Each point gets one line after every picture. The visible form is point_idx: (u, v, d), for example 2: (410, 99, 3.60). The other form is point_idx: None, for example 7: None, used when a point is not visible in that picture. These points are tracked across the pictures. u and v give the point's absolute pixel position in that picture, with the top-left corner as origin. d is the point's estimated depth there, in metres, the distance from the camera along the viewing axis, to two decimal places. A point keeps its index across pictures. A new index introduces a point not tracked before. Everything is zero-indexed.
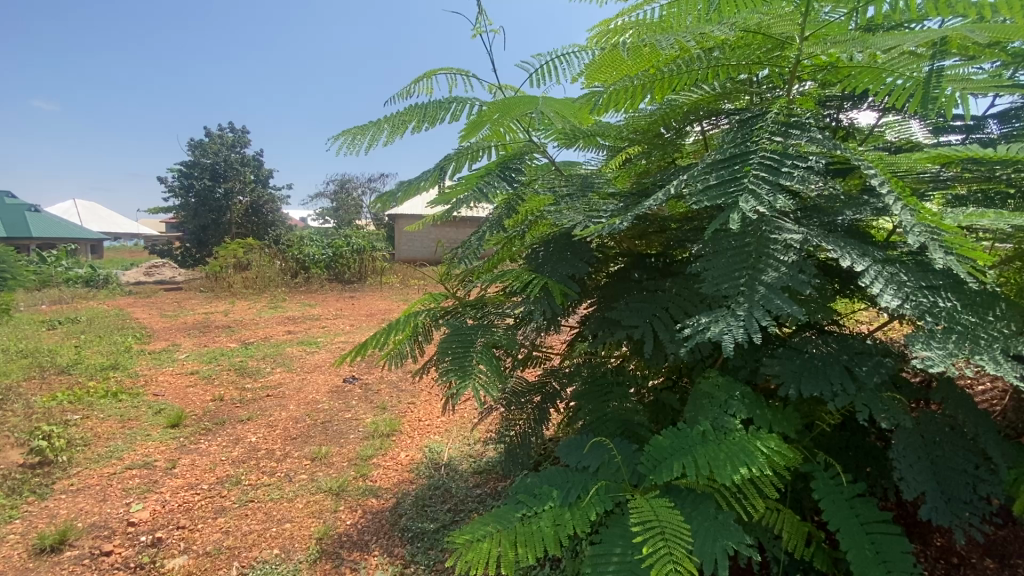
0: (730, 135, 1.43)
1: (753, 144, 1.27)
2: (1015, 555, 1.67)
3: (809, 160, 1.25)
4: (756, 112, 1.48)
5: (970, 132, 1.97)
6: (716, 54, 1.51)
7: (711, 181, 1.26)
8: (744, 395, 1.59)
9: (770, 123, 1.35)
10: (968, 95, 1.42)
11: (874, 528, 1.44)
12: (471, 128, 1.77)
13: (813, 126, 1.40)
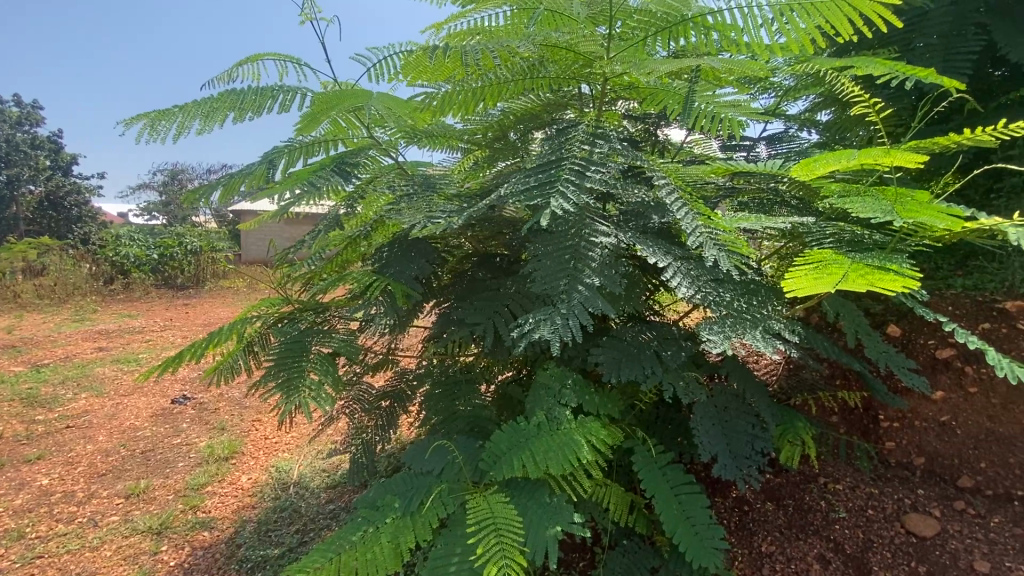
0: (549, 141, 1.53)
1: (566, 151, 1.38)
2: (785, 495, 2.05)
3: (610, 168, 1.39)
4: (572, 123, 1.61)
5: (745, 150, 2.36)
6: (535, 64, 1.60)
7: (529, 184, 1.34)
8: (574, 383, 1.75)
9: (580, 133, 1.48)
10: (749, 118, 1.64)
11: (680, 490, 1.66)
12: (307, 123, 1.70)
13: (617, 139, 1.57)
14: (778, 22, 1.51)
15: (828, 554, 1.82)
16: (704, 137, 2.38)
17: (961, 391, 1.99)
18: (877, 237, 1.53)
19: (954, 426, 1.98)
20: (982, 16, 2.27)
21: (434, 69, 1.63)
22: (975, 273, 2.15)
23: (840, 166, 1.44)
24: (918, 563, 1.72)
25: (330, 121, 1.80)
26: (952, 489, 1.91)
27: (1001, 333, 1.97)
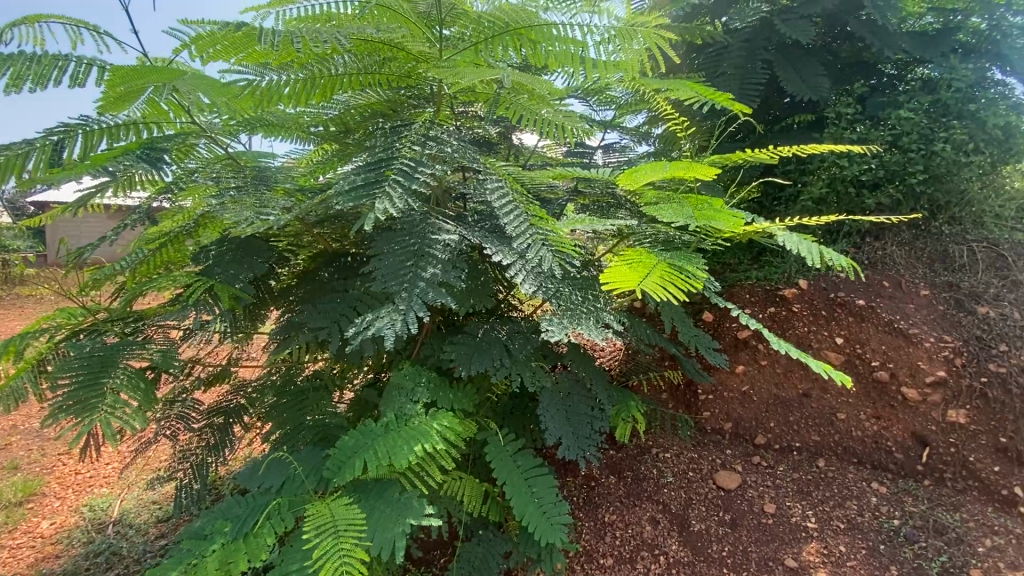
0: (381, 138, 1.61)
1: (397, 151, 1.48)
2: (624, 467, 2.28)
3: (437, 168, 1.51)
4: (405, 121, 1.69)
5: (581, 154, 2.64)
6: (367, 59, 1.60)
7: (358, 183, 1.42)
8: (428, 381, 1.76)
9: (412, 133, 1.57)
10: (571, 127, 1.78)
11: (529, 475, 1.76)
12: (114, 101, 1.49)
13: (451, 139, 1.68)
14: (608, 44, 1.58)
15: (658, 515, 2.06)
16: (555, 143, 2.61)
17: (756, 364, 2.37)
18: (684, 238, 1.78)
19: (751, 394, 2.34)
20: (768, 54, 2.73)
21: (246, 50, 1.47)
22: (765, 266, 2.59)
23: (655, 175, 1.63)
24: (725, 513, 2.02)
25: (142, 100, 1.56)
26: (751, 447, 2.28)
27: (782, 315, 2.40)
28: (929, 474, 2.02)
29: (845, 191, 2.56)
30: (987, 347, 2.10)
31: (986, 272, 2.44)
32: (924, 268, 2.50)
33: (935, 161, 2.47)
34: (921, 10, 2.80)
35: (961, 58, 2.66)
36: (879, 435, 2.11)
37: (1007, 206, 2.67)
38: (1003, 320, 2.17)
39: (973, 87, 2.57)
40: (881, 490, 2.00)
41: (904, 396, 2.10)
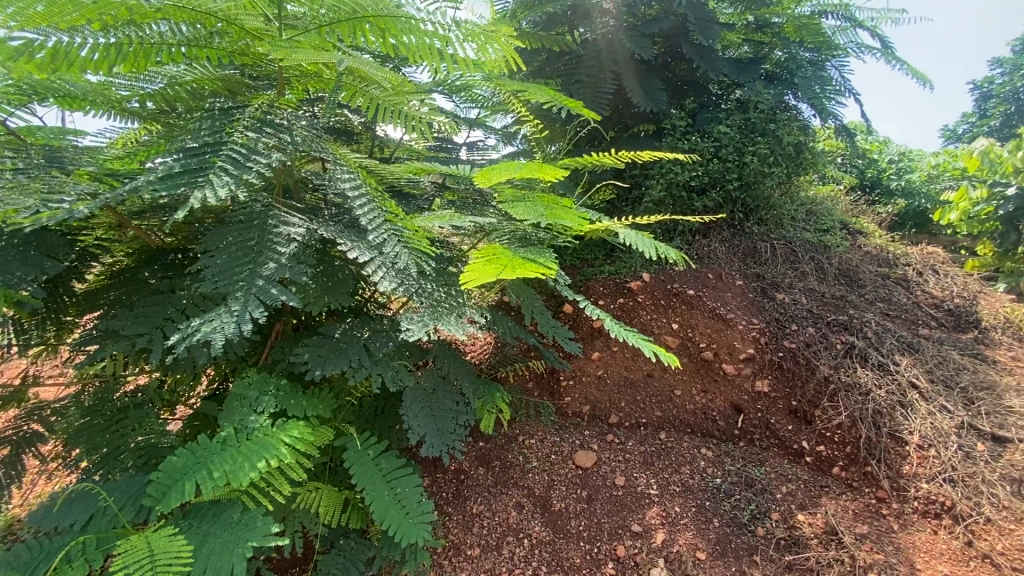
0: (207, 120, 1.44)
1: (226, 135, 1.34)
2: (492, 457, 2.34)
3: (275, 156, 1.39)
4: (238, 102, 1.53)
5: (442, 145, 2.68)
6: (184, 30, 1.41)
7: (176, 168, 1.26)
8: (277, 389, 1.64)
9: (245, 116, 1.43)
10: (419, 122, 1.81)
11: (392, 476, 1.73)
12: None
13: (295, 125, 1.56)
14: (464, 44, 1.56)
15: (522, 500, 2.16)
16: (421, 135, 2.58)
17: (609, 350, 2.60)
18: (539, 235, 1.87)
19: (605, 377, 2.56)
20: (615, 66, 2.99)
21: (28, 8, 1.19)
22: (615, 263, 2.90)
23: (508, 173, 1.68)
24: (582, 489, 2.17)
25: None
26: (606, 426, 2.46)
27: (629, 305, 2.67)
28: (743, 436, 2.31)
29: (679, 195, 2.93)
30: (783, 326, 2.53)
31: (783, 265, 2.94)
32: (739, 262, 2.94)
33: (745, 171, 2.93)
34: (737, 41, 3.28)
35: (766, 84, 3.16)
36: (707, 406, 2.40)
37: (797, 211, 3.29)
38: (794, 305, 2.64)
39: (774, 109, 3.07)
40: (708, 454, 2.25)
41: (725, 370, 2.43)
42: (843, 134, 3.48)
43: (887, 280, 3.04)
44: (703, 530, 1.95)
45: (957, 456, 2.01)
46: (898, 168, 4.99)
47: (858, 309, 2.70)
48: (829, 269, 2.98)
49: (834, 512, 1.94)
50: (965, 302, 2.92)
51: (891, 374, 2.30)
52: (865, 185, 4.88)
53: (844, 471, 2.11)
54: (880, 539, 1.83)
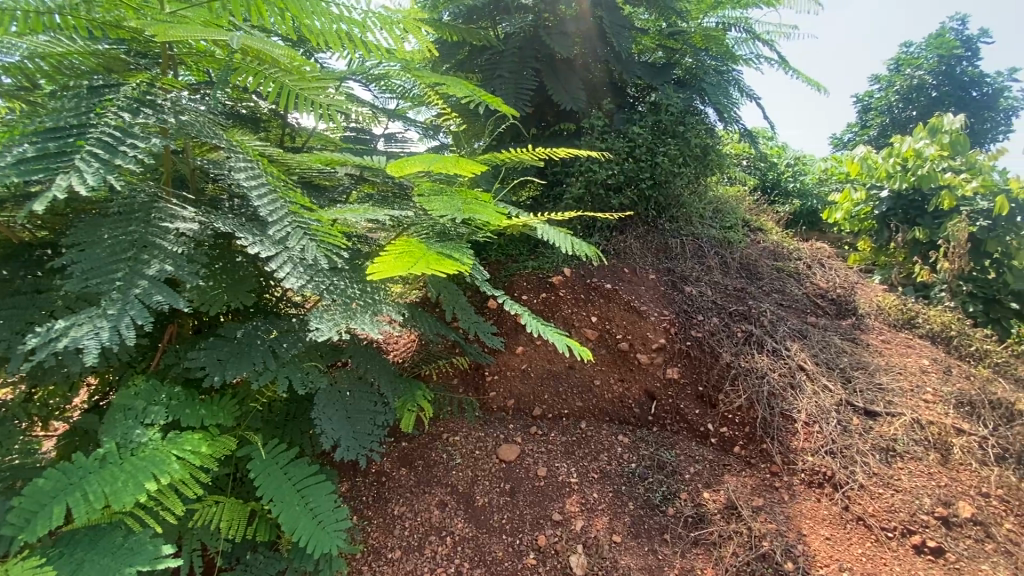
0: (72, 98, 1.30)
1: (93, 118, 1.23)
2: (415, 457, 2.29)
3: (156, 141, 1.30)
4: (111, 80, 1.40)
5: (358, 134, 2.60)
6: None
7: (31, 153, 1.14)
8: (169, 399, 1.51)
9: (120, 95, 1.32)
10: (333, 111, 1.71)
11: (303, 484, 1.65)
12: None
13: (183, 107, 1.46)
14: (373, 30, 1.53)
15: (445, 498, 2.13)
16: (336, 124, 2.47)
17: (532, 344, 2.63)
18: (459, 229, 1.84)
19: (529, 370, 2.59)
20: (536, 63, 3.02)
21: None
22: (539, 258, 2.94)
23: (423, 165, 1.64)
24: (505, 483, 2.18)
25: None
26: (530, 419, 2.49)
27: (551, 300, 2.72)
28: (656, 422, 2.43)
29: (597, 192, 3.03)
30: (691, 317, 2.70)
31: (691, 260, 3.13)
32: (652, 257, 3.09)
33: (657, 171, 3.08)
34: (650, 46, 3.43)
35: (676, 89, 3.34)
36: (623, 394, 2.51)
37: (705, 209, 3.52)
38: (700, 296, 2.83)
39: (683, 112, 3.25)
40: (625, 440, 2.35)
41: (639, 360, 2.54)
42: (745, 139, 3.76)
43: (781, 273, 3.33)
44: (619, 513, 2.03)
45: (836, 429, 2.23)
46: (793, 171, 5.48)
47: (756, 300, 2.94)
48: (732, 264, 3.21)
49: (735, 487, 2.08)
50: (845, 292, 3.27)
51: (782, 358, 2.52)
52: (766, 186, 5.31)
53: (744, 449, 2.27)
54: (773, 509, 1.99)
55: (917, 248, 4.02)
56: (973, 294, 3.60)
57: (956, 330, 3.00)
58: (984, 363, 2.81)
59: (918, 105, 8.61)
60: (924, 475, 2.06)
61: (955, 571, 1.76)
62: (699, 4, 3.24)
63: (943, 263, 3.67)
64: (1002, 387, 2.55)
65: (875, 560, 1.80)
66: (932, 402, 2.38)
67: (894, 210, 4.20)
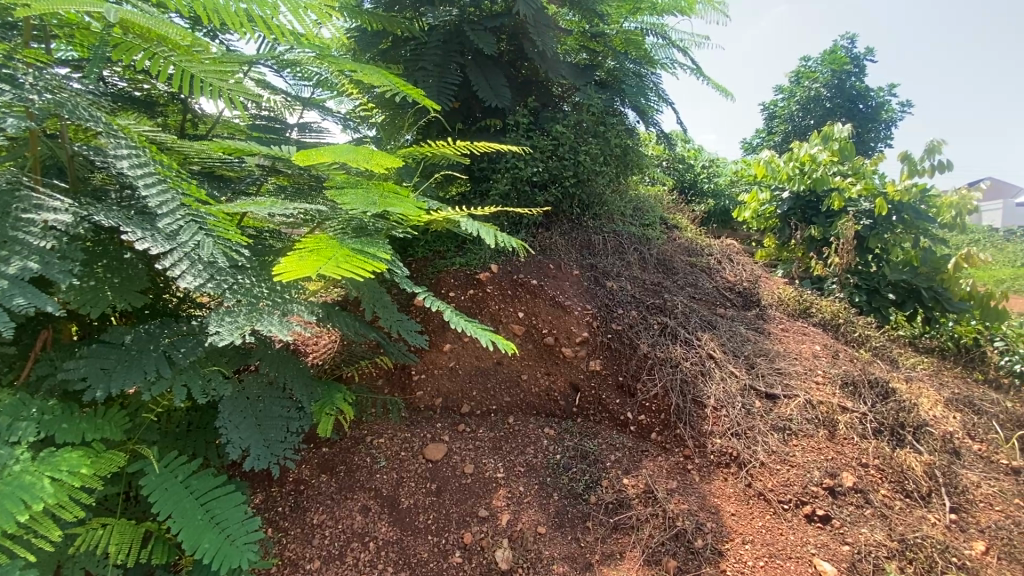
0: None
1: None
2: (337, 462, 2.20)
3: (11, 122, 1.20)
4: None
5: (270, 122, 2.45)
6: None
7: None
8: (41, 413, 1.34)
9: None
10: (233, 95, 1.66)
11: (208, 498, 1.52)
12: None
13: (51, 86, 1.34)
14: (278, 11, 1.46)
15: (369, 503, 2.06)
16: (245, 110, 2.32)
17: (459, 341, 2.61)
18: (379, 224, 1.76)
19: (457, 368, 2.56)
20: (460, 56, 2.99)
21: None
22: (466, 254, 2.92)
23: (333, 160, 1.59)
24: (431, 483, 2.14)
25: None
26: (457, 416, 2.47)
27: (478, 296, 2.72)
28: (580, 413, 2.50)
29: (523, 189, 3.05)
30: (611, 311, 2.80)
31: (613, 256, 3.25)
32: (576, 253, 3.17)
33: (580, 169, 3.16)
34: (574, 46, 3.51)
35: (599, 90, 3.44)
36: (549, 388, 2.55)
37: (626, 207, 3.66)
38: (620, 291, 2.94)
39: (604, 113, 3.35)
40: (550, 433, 2.38)
41: (564, 354, 2.60)
42: (662, 141, 3.95)
43: (695, 268, 3.53)
44: (544, 504, 2.06)
45: (741, 413, 2.40)
46: (708, 173, 5.83)
47: (672, 293, 3.10)
48: (650, 259, 3.37)
49: (652, 472, 2.18)
50: (750, 285, 3.53)
51: (694, 348, 2.68)
52: (684, 186, 5.63)
53: (660, 435, 2.37)
54: (686, 491, 2.10)
55: (813, 245, 4.40)
56: (858, 285, 4.00)
57: (844, 318, 3.33)
58: (865, 347, 3.14)
59: (815, 115, 9.52)
60: (815, 450, 2.26)
61: (840, 535, 1.93)
62: (620, 8, 3.35)
63: (834, 258, 4.05)
64: (879, 367, 2.87)
65: (773, 531, 1.94)
66: (822, 383, 2.63)
67: (794, 210, 4.59)
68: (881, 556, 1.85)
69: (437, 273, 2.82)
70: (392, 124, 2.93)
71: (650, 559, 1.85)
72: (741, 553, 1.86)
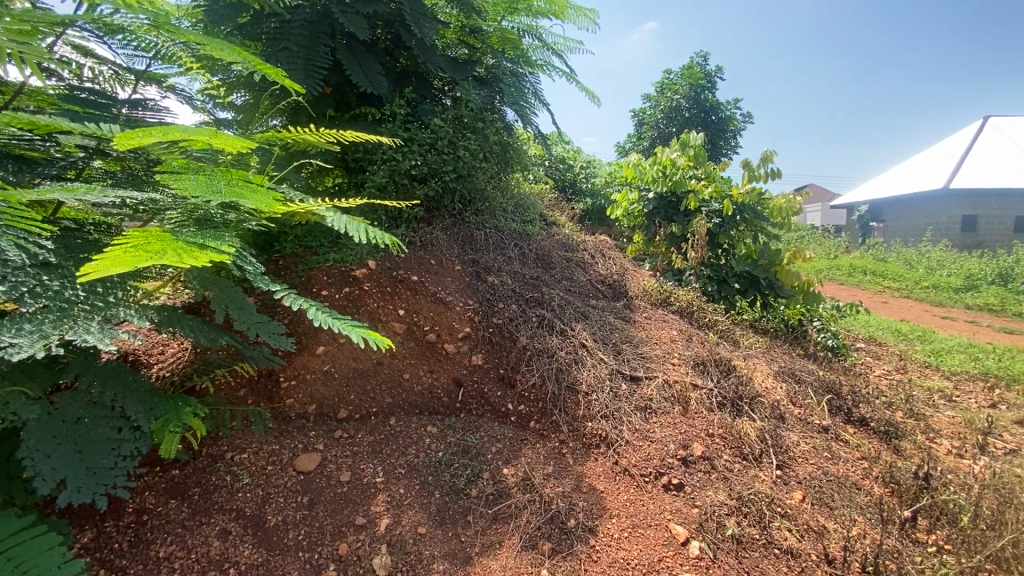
0: None
1: None
2: (191, 485, 1.96)
3: None
4: None
5: (93, 94, 2.06)
6: None
7: None
8: None
9: None
10: (32, 56, 1.43)
11: (10, 545, 1.25)
12: None
13: None
14: None
15: (229, 525, 1.86)
16: (56, 78, 1.94)
17: (334, 343, 2.47)
18: (226, 216, 1.63)
19: (332, 371, 2.42)
20: (330, 40, 2.81)
21: None
22: (341, 249, 2.79)
23: (165, 138, 1.37)
24: (303, 495, 1.99)
25: None
26: (334, 422, 2.33)
27: (355, 294, 2.59)
28: (463, 408, 2.49)
29: (402, 182, 2.97)
30: (492, 305, 2.85)
31: (494, 251, 3.29)
32: (458, 248, 3.16)
33: (459, 164, 3.15)
34: (453, 41, 3.49)
35: (478, 85, 3.45)
36: (432, 385, 2.50)
37: (507, 203, 3.73)
38: (501, 286, 3.00)
39: (483, 109, 3.37)
40: (433, 430, 2.34)
41: (446, 350, 2.58)
42: (540, 141, 4.09)
43: (571, 263, 3.72)
44: (425, 504, 2.02)
45: (609, 396, 2.57)
46: (586, 172, 6.18)
47: (549, 287, 3.23)
48: (529, 254, 3.47)
49: (531, 459, 2.25)
50: (619, 278, 3.81)
51: (569, 338, 2.83)
52: (564, 185, 5.92)
53: (538, 423, 2.45)
54: (561, 474, 2.20)
55: (674, 241, 4.87)
56: (710, 276, 4.49)
57: (697, 306, 3.73)
58: (714, 330, 3.56)
59: (677, 123, 10.69)
60: (671, 425, 2.49)
61: (691, 499, 2.14)
62: (496, 6, 3.38)
63: (691, 253, 4.52)
64: (723, 348, 3.26)
65: (636, 503, 2.10)
66: (677, 364, 2.92)
67: (658, 210, 5.04)
68: (722, 513, 2.07)
69: (308, 270, 2.65)
70: (253, 108, 2.68)
71: (527, 544, 1.89)
72: (609, 528, 1.98)
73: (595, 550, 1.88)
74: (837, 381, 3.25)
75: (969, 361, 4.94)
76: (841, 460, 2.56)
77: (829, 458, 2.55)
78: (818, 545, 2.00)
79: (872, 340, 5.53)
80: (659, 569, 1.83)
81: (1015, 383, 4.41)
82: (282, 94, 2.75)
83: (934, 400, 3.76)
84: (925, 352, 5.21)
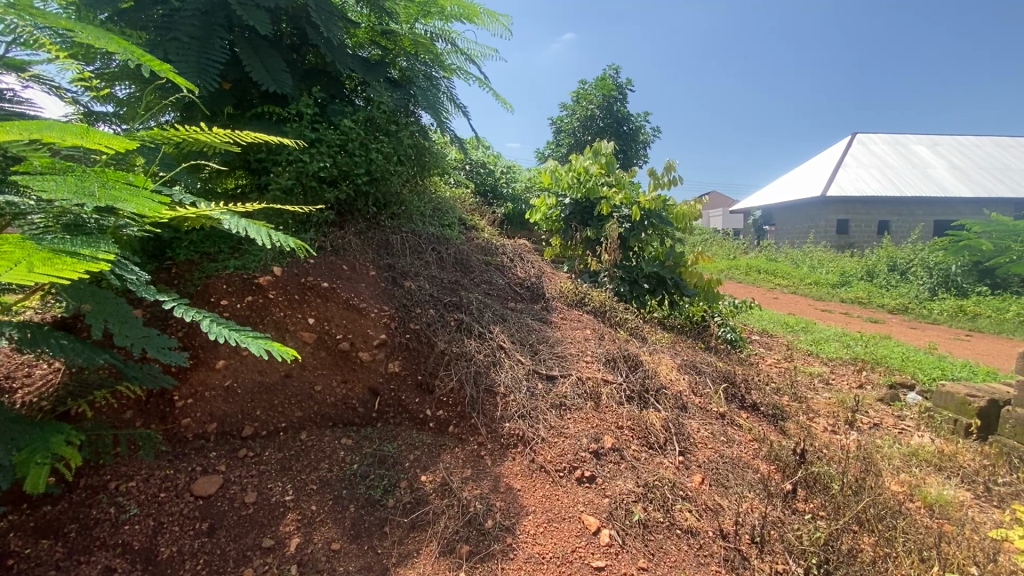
0: None
1: None
2: (67, 521, 1.75)
3: None
4: None
5: None
6: None
7: None
8: None
9: None
10: None
11: None
12: None
13: None
14: None
15: (114, 562, 1.68)
16: None
17: (236, 355, 2.31)
18: (101, 221, 1.49)
19: (235, 387, 2.26)
20: (227, 33, 2.64)
21: None
22: (242, 256, 2.63)
23: (26, 134, 1.22)
24: (202, 522, 1.85)
25: None
26: (238, 441, 2.18)
27: (259, 303, 2.45)
28: (380, 417, 2.43)
29: (309, 185, 2.86)
30: (409, 311, 2.81)
31: (410, 256, 3.26)
32: (372, 253, 3.09)
33: (372, 167, 3.07)
34: (365, 41, 3.40)
35: (391, 87, 3.39)
36: (346, 396, 2.42)
37: (423, 207, 3.70)
38: (417, 291, 2.97)
39: (396, 112, 3.33)
40: (347, 442, 2.26)
41: (361, 358, 2.50)
42: (457, 145, 4.11)
43: (490, 266, 3.76)
44: (339, 519, 1.94)
45: (526, 396, 2.64)
46: (506, 177, 6.28)
47: (467, 290, 3.25)
48: (447, 258, 3.47)
49: (449, 464, 2.24)
50: (536, 281, 3.91)
51: (486, 341, 2.86)
52: (485, 190, 5.98)
53: (457, 427, 2.45)
54: (480, 475, 2.22)
55: (589, 244, 5.08)
56: (623, 277, 4.73)
57: (609, 305, 3.93)
58: (625, 328, 3.76)
59: (591, 131, 11.23)
60: (584, 420, 2.60)
61: (603, 490, 2.24)
62: (408, 9, 3.34)
63: (605, 255, 4.74)
64: (633, 344, 3.45)
65: (551, 498, 2.16)
66: (591, 361, 3.05)
67: (574, 216, 5.22)
68: (630, 501, 2.19)
69: (205, 278, 2.47)
70: (138, 102, 2.46)
71: (445, 549, 1.88)
72: (525, 524, 2.02)
73: (511, 548, 1.91)
74: (732, 370, 3.56)
75: (841, 348, 5.61)
76: (735, 442, 2.80)
77: (726, 442, 2.78)
78: (714, 522, 2.18)
79: (765, 332, 6.11)
80: (573, 560, 1.90)
81: (877, 365, 5.08)
82: (173, 88, 2.54)
83: (814, 384, 4.24)
84: (807, 341, 5.85)
